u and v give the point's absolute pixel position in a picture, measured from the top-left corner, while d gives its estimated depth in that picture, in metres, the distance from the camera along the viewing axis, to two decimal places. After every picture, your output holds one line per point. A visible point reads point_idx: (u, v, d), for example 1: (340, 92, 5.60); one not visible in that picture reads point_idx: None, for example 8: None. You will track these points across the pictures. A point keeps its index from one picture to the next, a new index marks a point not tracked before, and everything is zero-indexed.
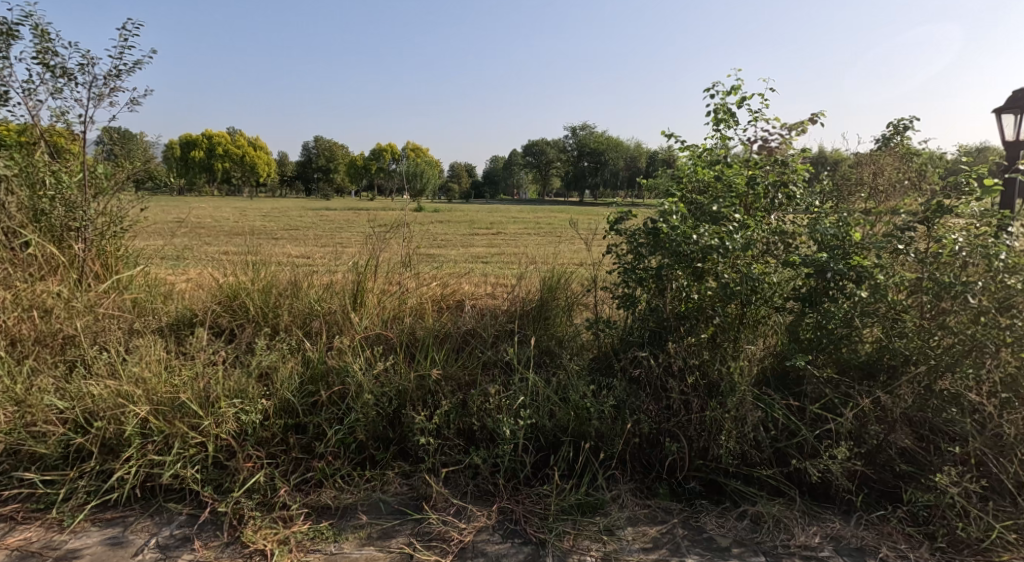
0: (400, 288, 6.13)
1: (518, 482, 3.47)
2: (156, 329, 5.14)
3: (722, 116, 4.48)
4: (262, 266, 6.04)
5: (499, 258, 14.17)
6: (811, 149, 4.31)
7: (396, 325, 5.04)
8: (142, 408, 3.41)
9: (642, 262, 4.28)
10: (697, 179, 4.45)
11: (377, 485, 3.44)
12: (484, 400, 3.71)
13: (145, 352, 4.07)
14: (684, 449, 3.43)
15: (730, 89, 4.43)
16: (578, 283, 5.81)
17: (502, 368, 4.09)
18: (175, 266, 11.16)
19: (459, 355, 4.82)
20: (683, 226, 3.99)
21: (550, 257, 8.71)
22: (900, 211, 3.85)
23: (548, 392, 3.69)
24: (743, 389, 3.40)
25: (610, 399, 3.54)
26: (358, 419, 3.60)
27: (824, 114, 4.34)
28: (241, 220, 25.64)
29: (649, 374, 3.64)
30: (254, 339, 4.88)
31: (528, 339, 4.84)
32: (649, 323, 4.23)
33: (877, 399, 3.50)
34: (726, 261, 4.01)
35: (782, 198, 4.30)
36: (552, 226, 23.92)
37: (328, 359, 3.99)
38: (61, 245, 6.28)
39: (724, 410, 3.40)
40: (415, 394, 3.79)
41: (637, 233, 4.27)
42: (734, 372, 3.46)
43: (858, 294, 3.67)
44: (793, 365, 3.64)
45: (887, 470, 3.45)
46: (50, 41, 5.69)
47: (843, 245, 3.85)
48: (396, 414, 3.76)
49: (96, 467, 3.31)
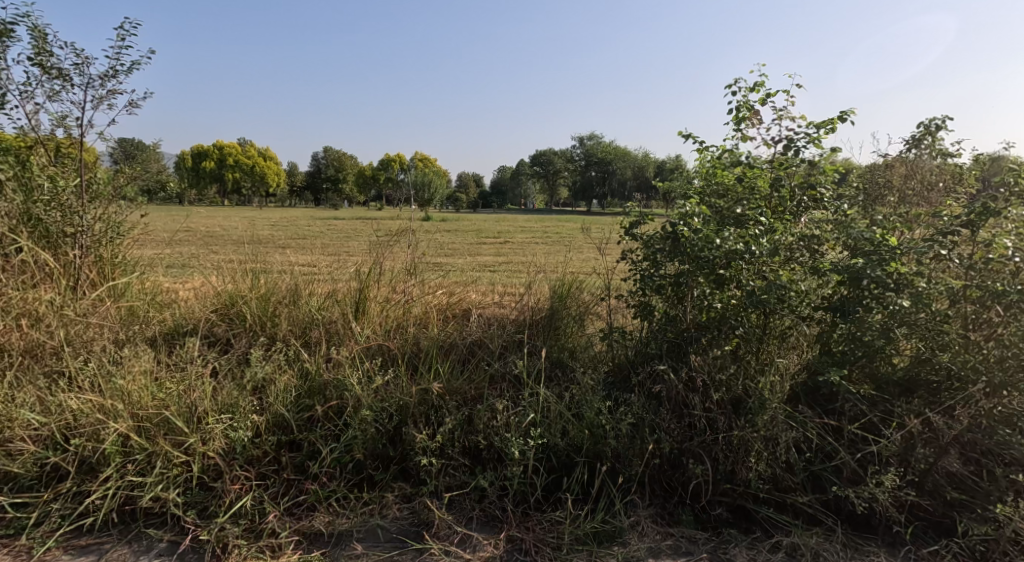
0: (403, 298, 5.89)
1: (528, 506, 3.19)
2: (150, 338, 4.93)
3: (744, 114, 4.23)
4: (261, 273, 5.84)
5: (506, 267, 13.97)
6: (842, 149, 4.04)
7: (399, 335, 4.80)
8: (123, 425, 3.17)
9: (660, 269, 4.03)
10: (718, 179, 4.18)
11: (375, 509, 3.17)
12: (491, 417, 3.45)
13: (132, 363, 3.85)
14: (709, 472, 3.14)
15: (753, 85, 4.19)
16: (590, 292, 5.57)
17: (510, 382, 3.82)
18: (179, 274, 11.02)
19: (465, 367, 4.58)
20: (705, 228, 3.72)
21: (560, 265, 8.49)
22: (942, 214, 3.58)
23: (560, 408, 3.41)
24: (774, 406, 3.12)
25: (627, 417, 3.27)
26: (356, 437, 3.35)
27: (855, 112, 4.07)
28: (249, 229, 25.58)
29: (670, 389, 3.37)
30: (249, 349, 4.65)
31: (538, 350, 4.59)
32: (668, 334, 3.97)
33: (925, 420, 3.20)
34: (751, 267, 3.75)
35: (809, 201, 4.02)
36: (560, 236, 23.67)
37: (325, 372, 3.75)
38: (56, 252, 6.09)
39: (753, 430, 3.12)
40: (417, 409, 3.53)
41: (653, 238, 4.03)
42: (764, 388, 3.18)
43: (899, 303, 3.38)
44: (826, 381, 3.36)
45: (936, 498, 3.15)
46: (45, 41, 5.52)
47: (879, 249, 3.56)
48: (397, 431, 3.50)
49: (72, 488, 3.07)
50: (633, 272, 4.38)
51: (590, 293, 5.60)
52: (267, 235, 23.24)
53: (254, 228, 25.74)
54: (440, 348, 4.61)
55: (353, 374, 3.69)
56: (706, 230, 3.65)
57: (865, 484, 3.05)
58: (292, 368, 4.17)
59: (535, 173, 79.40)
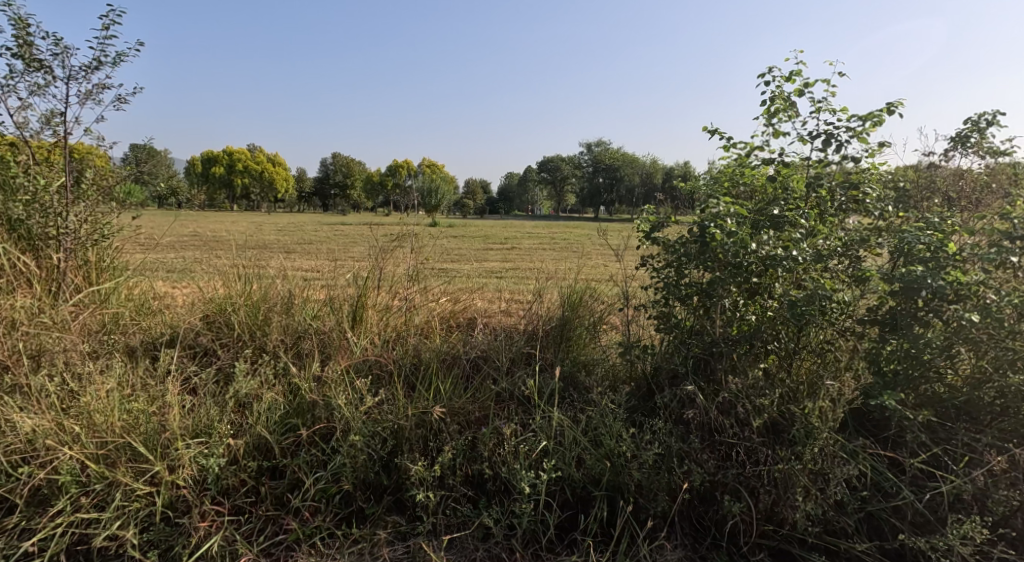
0: (403, 305, 5.51)
1: (539, 548, 2.80)
2: (129, 348, 4.58)
3: (779, 105, 3.84)
4: (253, 278, 5.48)
5: (512, 274, 13.60)
6: (891, 144, 3.64)
7: (398, 348, 4.42)
8: (79, 451, 2.81)
9: (685, 277, 3.65)
10: (750, 178, 3.79)
11: (366, 550, 2.80)
12: (498, 442, 3.07)
13: (100, 378, 3.49)
14: (749, 511, 2.74)
15: (789, 73, 3.80)
16: (604, 300, 5.19)
17: (518, 402, 3.43)
18: (176, 279, 10.71)
19: (469, 382, 4.21)
20: (739, 231, 3.32)
21: (570, 271, 8.11)
22: (1010, 216, 3.16)
23: (576, 433, 3.03)
24: (824, 436, 2.71)
25: (652, 445, 2.89)
26: (345, 465, 2.97)
27: (903, 104, 3.68)
28: (253, 234, 25.31)
29: (701, 414, 2.98)
30: (233, 362, 4.27)
31: (548, 365, 4.22)
32: (693, 349, 3.58)
33: (1009, 457, 2.78)
34: (788, 276, 3.38)
35: (850, 203, 3.64)
36: (568, 243, 23.28)
37: (314, 389, 3.38)
38: (38, 255, 5.77)
39: (799, 463, 2.72)
40: (415, 433, 3.15)
41: (678, 243, 3.65)
42: (811, 414, 2.78)
43: (968, 317, 3.03)
44: (880, 406, 2.96)
45: (1016, 546, 2.74)
46: (27, 29, 5.19)
47: (937, 256, 3.17)
48: (391, 458, 3.12)
49: (19, 524, 2.71)
50: (654, 280, 4.00)
51: (603, 302, 5.21)
52: (272, 240, 22.93)
53: (259, 233, 25.49)
54: (441, 362, 4.24)
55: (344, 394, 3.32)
56: (741, 231, 3.23)
57: (940, 532, 2.64)
58: (278, 386, 3.80)
59: (542, 179, 79.14)
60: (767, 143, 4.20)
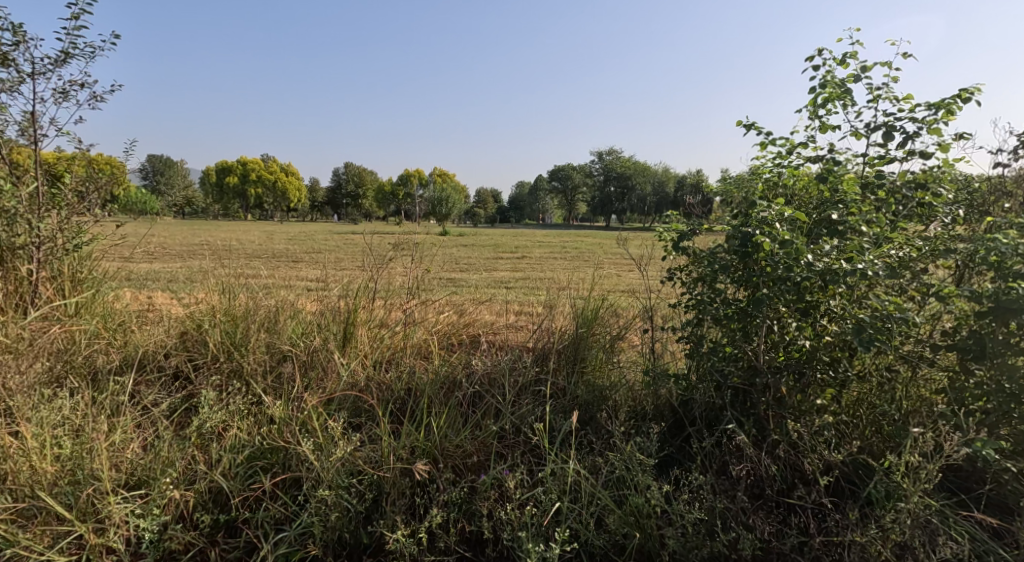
0: (399, 323, 4.99)
1: None
2: (92, 372, 4.10)
3: (831, 93, 3.31)
4: (236, 293, 4.99)
5: (523, 284, 13.08)
6: (967, 136, 3.08)
7: (390, 373, 3.91)
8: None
9: (722, 294, 3.11)
10: (797, 177, 3.26)
11: None
12: (500, 495, 2.55)
13: (37, 412, 3.00)
14: None
15: (843, 55, 3.27)
16: (621, 317, 4.67)
17: (527, 445, 2.92)
18: (171, 290, 10.29)
19: (469, 412, 3.70)
20: (794, 238, 2.75)
21: (583, 283, 7.60)
22: None
23: (596, 485, 2.49)
24: (910, 499, 2.15)
25: (689, 504, 2.35)
26: (315, 524, 2.46)
27: (980, 89, 3.12)
28: (261, 243, 25.07)
29: (749, 466, 2.43)
30: (204, 389, 3.78)
31: (560, 393, 3.70)
32: (731, 380, 3.04)
33: None
34: (851, 293, 2.83)
35: (917, 206, 3.10)
36: (582, 252, 22.70)
37: (285, 428, 2.88)
38: (7, 267, 5.32)
39: (878, 533, 2.16)
40: (401, 482, 2.63)
41: (715, 254, 3.11)
42: (891, 470, 2.23)
43: None
44: (974, 457, 2.40)
45: None
46: None
47: None
48: (373, 514, 2.61)
49: None
50: (683, 297, 3.47)
51: (621, 319, 4.67)
52: (280, 249, 22.54)
53: (267, 243, 25.14)
54: (438, 390, 3.71)
55: (319, 434, 2.81)
56: (802, 233, 2.67)
57: None
58: (247, 420, 3.30)
59: (554, 188, 78.63)
60: (813, 139, 3.68)
